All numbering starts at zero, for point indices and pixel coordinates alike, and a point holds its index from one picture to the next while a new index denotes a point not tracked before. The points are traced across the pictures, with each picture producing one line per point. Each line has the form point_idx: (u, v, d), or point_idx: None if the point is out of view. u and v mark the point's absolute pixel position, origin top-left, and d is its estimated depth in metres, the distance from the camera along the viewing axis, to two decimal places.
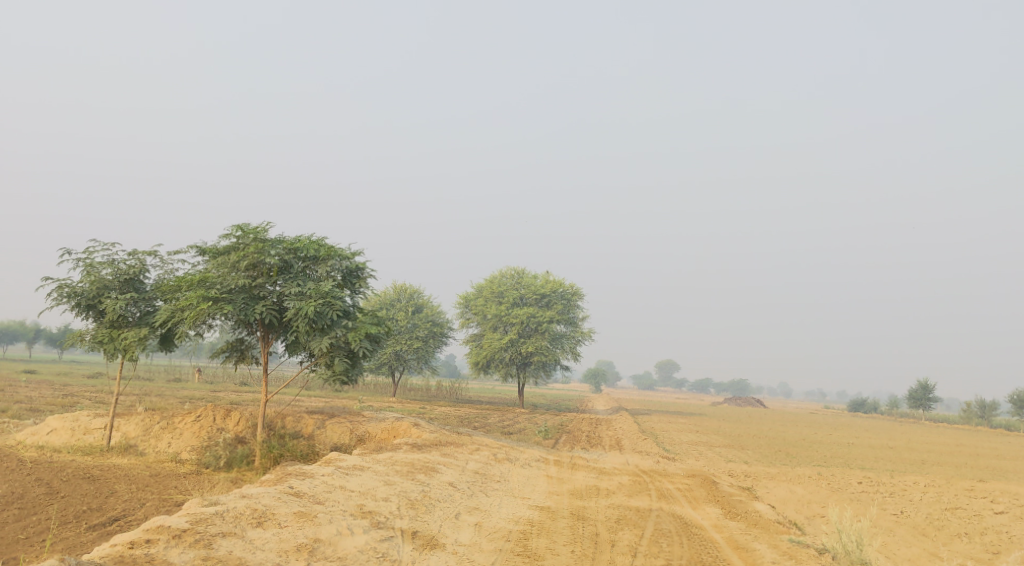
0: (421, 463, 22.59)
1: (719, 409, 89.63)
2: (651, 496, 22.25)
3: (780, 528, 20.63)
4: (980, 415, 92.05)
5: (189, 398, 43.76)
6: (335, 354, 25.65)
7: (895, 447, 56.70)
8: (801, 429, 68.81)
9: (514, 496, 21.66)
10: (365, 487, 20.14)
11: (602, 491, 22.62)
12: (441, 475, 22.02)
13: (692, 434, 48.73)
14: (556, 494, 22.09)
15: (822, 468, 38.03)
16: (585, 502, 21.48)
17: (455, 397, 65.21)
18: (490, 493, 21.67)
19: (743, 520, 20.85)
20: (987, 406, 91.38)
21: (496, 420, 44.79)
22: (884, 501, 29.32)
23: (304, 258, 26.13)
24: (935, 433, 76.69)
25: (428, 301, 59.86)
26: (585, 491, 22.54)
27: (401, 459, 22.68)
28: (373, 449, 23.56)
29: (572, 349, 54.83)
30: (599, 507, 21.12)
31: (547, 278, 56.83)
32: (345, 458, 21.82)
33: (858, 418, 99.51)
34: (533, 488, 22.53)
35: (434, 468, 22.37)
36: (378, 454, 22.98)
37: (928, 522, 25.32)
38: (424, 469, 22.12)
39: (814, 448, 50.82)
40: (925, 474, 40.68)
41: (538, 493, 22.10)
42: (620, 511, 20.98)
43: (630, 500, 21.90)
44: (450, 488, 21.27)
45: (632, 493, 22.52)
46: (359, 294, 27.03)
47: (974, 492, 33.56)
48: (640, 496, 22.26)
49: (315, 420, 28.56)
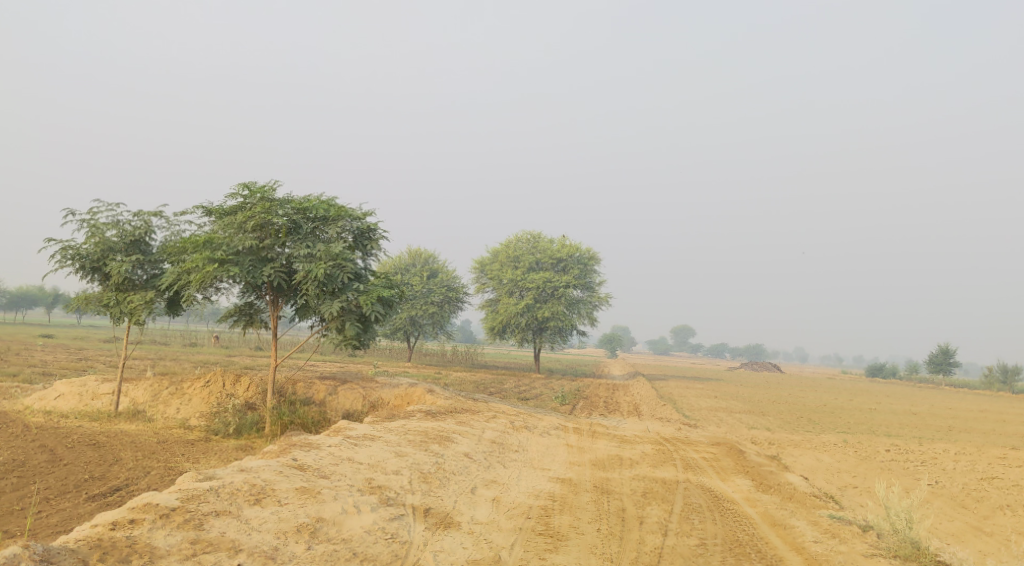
0: (435, 432, 21.66)
1: (736, 375, 88.54)
2: (678, 467, 21.28)
3: (817, 502, 19.65)
4: (1002, 380, 90.61)
5: (200, 363, 43.03)
6: (346, 318, 24.69)
7: (918, 414, 55.63)
8: (820, 395, 67.71)
9: (533, 468, 20.72)
10: (374, 459, 19.27)
11: (625, 461, 21.68)
12: (457, 445, 21.10)
13: (712, 400, 47.82)
14: (577, 465, 21.16)
15: (847, 435, 37.03)
16: (608, 474, 20.53)
17: (470, 362, 64.38)
18: (508, 465, 20.74)
19: (777, 494, 19.89)
20: (1009, 371, 89.91)
21: (513, 385, 43.88)
22: (916, 471, 28.31)
23: (313, 218, 25.09)
24: (956, 399, 75.48)
25: (443, 266, 58.84)
26: (607, 462, 21.59)
27: (415, 428, 21.76)
28: (386, 416, 22.67)
29: (589, 314, 53.82)
30: (623, 480, 20.19)
31: (563, 242, 55.68)
32: (355, 427, 20.91)
33: (876, 383, 98.35)
34: (552, 458, 21.59)
35: (449, 438, 21.45)
36: (391, 422, 22.07)
37: (966, 494, 24.30)
38: (438, 439, 21.19)
39: (836, 414, 49.79)
40: (953, 442, 39.59)
41: (559, 464, 21.16)
42: (646, 483, 20.04)
43: (656, 472, 20.93)
44: (466, 460, 20.37)
45: (657, 464, 21.56)
46: (371, 257, 26.01)
47: (1008, 461, 32.49)
48: (666, 466, 21.31)
49: (327, 386, 27.72)
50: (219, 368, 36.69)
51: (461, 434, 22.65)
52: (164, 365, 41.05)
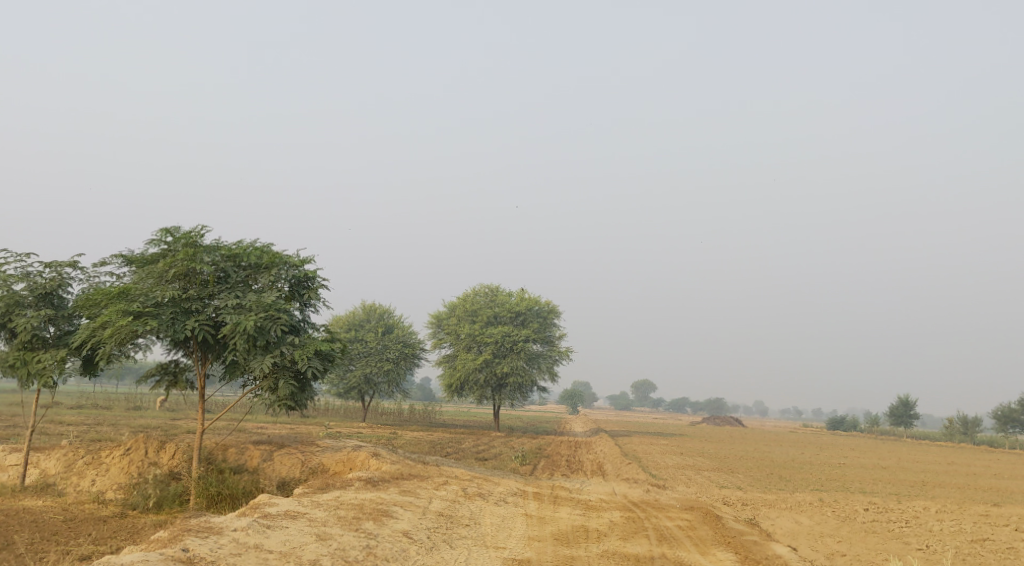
0: (373, 506, 19.21)
1: (699, 429, 86.45)
2: (651, 540, 19.00)
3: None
4: (963, 431, 89.42)
5: (137, 425, 40.15)
6: (280, 376, 22.28)
7: (888, 467, 53.92)
8: (786, 449, 65.86)
9: (485, 547, 18.31)
10: (287, 547, 16.82)
11: (591, 534, 19.40)
12: (397, 522, 18.67)
13: (677, 457, 45.72)
14: (536, 542, 18.78)
15: (822, 493, 35.03)
16: (573, 552, 18.18)
17: (427, 421, 61.70)
18: (455, 545, 18.33)
19: None
20: (971, 422, 88.82)
21: (470, 444, 41.44)
22: (902, 534, 26.30)
23: (244, 266, 22.79)
24: (921, 451, 73.99)
25: (398, 321, 56.44)
26: (571, 536, 19.25)
27: (349, 502, 19.31)
28: (320, 486, 20.18)
29: (549, 370, 51.75)
30: (590, 559, 17.86)
31: (522, 295, 53.76)
32: (274, 503, 18.43)
33: (839, 437, 96.87)
34: (508, 534, 19.22)
35: (388, 513, 19.02)
36: (323, 494, 19.59)
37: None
38: (375, 516, 18.73)
39: (806, 470, 47.89)
40: (930, 497, 37.74)
41: (515, 541, 18.80)
42: (616, 562, 17.74)
43: (627, 547, 18.61)
44: (406, 542, 17.94)
45: (628, 536, 19.26)
46: (309, 307, 23.73)
47: (993, 520, 30.71)
48: (637, 539, 19.04)
49: (262, 451, 25.17)
50: (151, 431, 33.86)
51: (405, 506, 20.20)
52: (92, 430, 38.03)
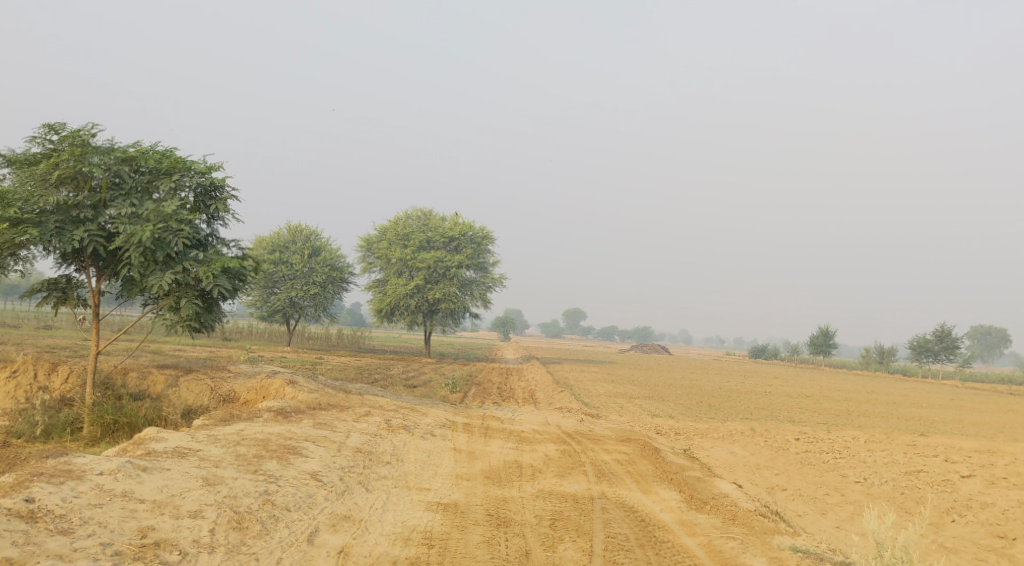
0: (278, 444, 17.43)
1: (627, 357, 86.09)
2: (589, 477, 17.72)
3: (766, 525, 16.29)
4: (879, 360, 90.52)
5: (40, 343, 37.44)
6: (182, 295, 20.24)
7: (812, 396, 53.91)
8: (713, 377, 65.67)
9: (406, 489, 16.73)
10: (164, 495, 14.99)
11: (524, 471, 17.96)
12: (304, 462, 16.94)
13: (608, 385, 44.76)
14: (465, 481, 17.29)
15: (754, 422, 34.25)
16: (505, 493, 16.77)
17: (354, 347, 59.90)
18: (372, 487, 16.71)
19: (716, 513, 16.53)
20: (886, 352, 89.83)
21: (397, 370, 39.73)
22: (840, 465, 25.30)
23: (142, 171, 20.40)
24: (842, 379, 74.70)
25: (325, 243, 53.68)
26: (503, 473, 17.79)
27: (251, 438, 17.49)
28: (222, 417, 18.29)
29: (482, 297, 50.43)
30: (524, 501, 16.47)
31: (455, 220, 51.64)
32: (161, 439, 16.54)
33: (762, 365, 97.69)
34: (434, 473, 17.66)
35: (295, 451, 17.27)
36: (224, 428, 17.73)
37: (906, 504, 20.16)
38: (280, 455, 16.98)
39: (735, 399, 47.38)
40: (859, 423, 37.34)
41: (441, 480, 17.26)
42: (553, 504, 16.38)
43: (565, 486, 17.27)
44: (314, 485, 16.25)
45: (564, 473, 17.92)
46: (216, 218, 21.48)
47: (923, 450, 30.15)
48: (574, 477, 17.71)
49: (167, 377, 23.25)
50: (51, 351, 31.34)
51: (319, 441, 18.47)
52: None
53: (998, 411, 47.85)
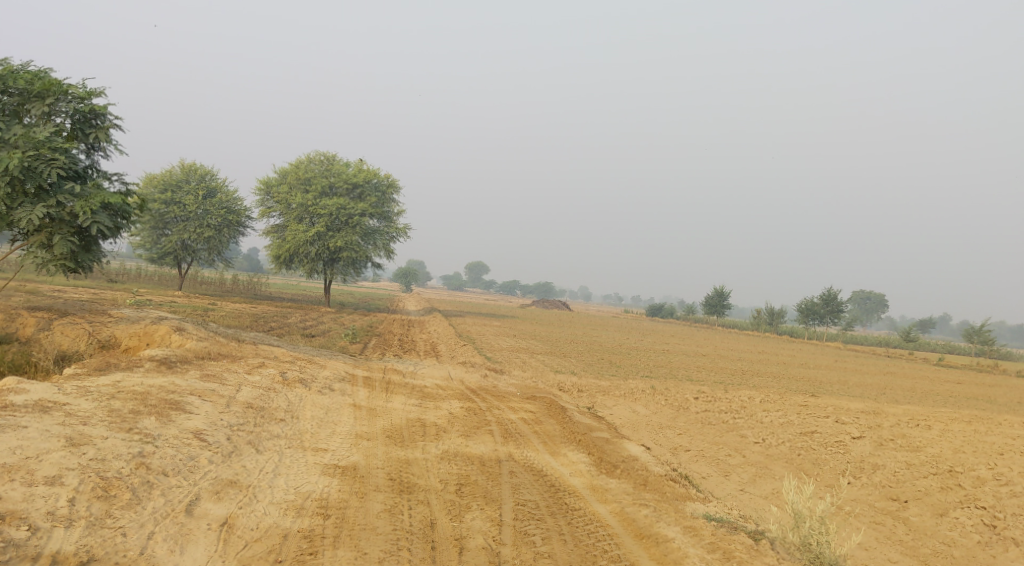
0: (159, 398, 16.16)
1: (528, 311, 85.89)
2: (496, 437, 17.15)
3: (678, 491, 16.02)
4: (768, 321, 92.33)
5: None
6: (55, 232, 18.83)
7: (709, 355, 54.55)
8: (612, 334, 66.01)
9: (301, 451, 15.81)
10: (17, 458, 13.75)
11: (428, 430, 17.22)
12: (187, 419, 15.73)
13: (510, 339, 44.32)
14: (365, 441, 16.47)
15: (654, 379, 34.17)
16: (407, 455, 16.09)
17: (251, 294, 58.01)
18: (263, 447, 15.72)
19: (627, 478, 16.21)
20: (775, 313, 91.51)
21: (294, 319, 38.36)
22: (744, 417, 24.71)
23: (11, 92, 19.27)
24: (734, 339, 76.23)
25: (221, 184, 51.22)
26: (405, 433, 17.03)
27: (128, 390, 16.18)
28: (97, 367, 16.88)
29: (385, 247, 49.27)
30: (428, 464, 15.84)
31: (359, 166, 49.96)
32: (22, 391, 15.10)
33: (658, 323, 98.92)
34: (332, 431, 16.73)
35: (178, 407, 16.03)
36: (98, 379, 16.35)
37: (803, 465, 19.37)
38: (160, 411, 15.73)
39: (635, 356, 47.51)
40: (755, 379, 37.79)
41: (340, 440, 16.40)
42: (458, 468, 15.79)
43: (470, 447, 16.68)
44: (197, 446, 15.11)
45: (470, 433, 17.28)
46: (96, 149, 20.29)
47: (813, 404, 29.20)
48: (480, 437, 17.11)
49: (39, 319, 22.14)
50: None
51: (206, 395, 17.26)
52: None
53: (882, 373, 49.32)
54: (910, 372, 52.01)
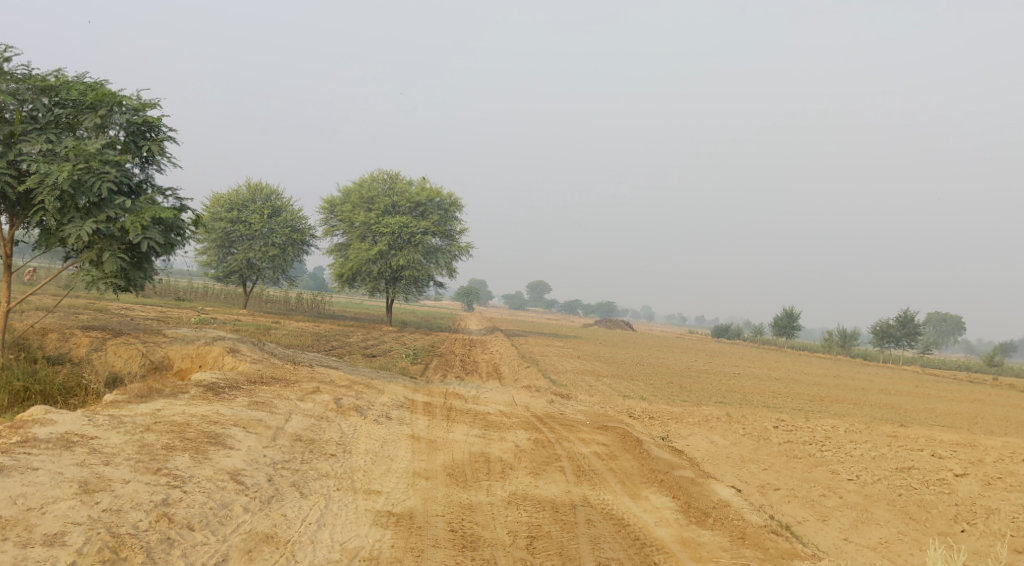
0: (198, 431, 15.19)
1: (591, 332, 84.16)
2: (568, 477, 15.85)
3: (781, 546, 14.46)
4: (840, 344, 89.06)
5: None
6: (104, 249, 18.00)
7: (782, 379, 52.21)
8: (678, 356, 63.84)
9: (352, 494, 14.64)
10: (17, 510, 12.74)
11: (494, 468, 15.98)
12: (225, 457, 14.69)
13: (575, 361, 42.79)
14: (424, 482, 15.28)
15: (729, 405, 32.33)
16: (471, 499, 14.84)
17: (314, 312, 57.51)
18: (309, 491, 14.57)
19: (720, 529, 14.74)
20: (848, 335, 88.24)
21: (355, 339, 37.37)
22: (833, 449, 22.83)
23: (63, 104, 18.50)
24: (805, 362, 73.27)
25: (286, 204, 50.83)
26: (468, 470, 15.82)
27: (165, 422, 15.29)
28: (139, 394, 16.01)
29: (448, 266, 48.17)
30: (494, 511, 14.55)
31: (422, 185, 49.07)
32: (47, 423, 14.33)
33: (725, 345, 96.27)
34: (387, 469, 15.56)
35: (216, 441, 15.02)
36: (136, 408, 15.47)
37: (908, 508, 17.55)
38: (196, 447, 14.73)
39: (705, 380, 45.55)
40: (835, 405, 35.58)
41: (396, 480, 15.21)
42: (529, 516, 14.49)
43: (541, 488, 15.40)
44: (232, 491, 14.03)
45: (539, 472, 16.00)
46: (150, 163, 19.49)
47: (903, 433, 27.75)
48: (551, 476, 15.82)
49: (92, 340, 21.54)
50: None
51: (252, 425, 16.25)
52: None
53: (969, 401, 46.40)
54: (998, 400, 49.01)
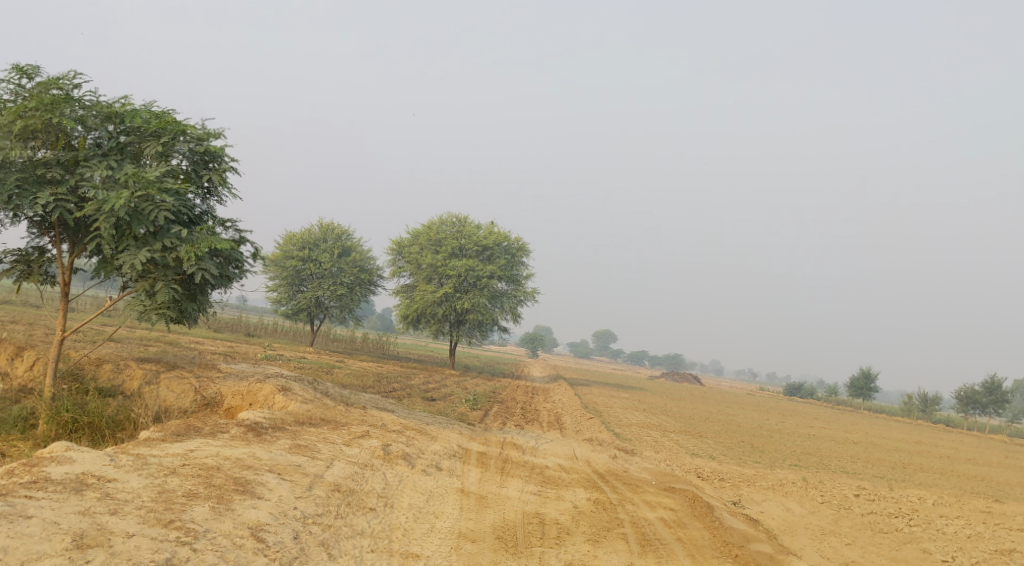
0: (227, 477, 14.43)
1: (659, 385, 82.11)
2: (631, 547, 14.84)
3: None
4: (920, 409, 85.18)
5: (37, 311, 34.71)
6: (158, 279, 17.50)
7: (860, 443, 49.70)
8: (749, 413, 61.52)
9: (389, 557, 13.86)
10: None
11: (550, 533, 15.02)
12: (250, 509, 13.88)
13: (641, 415, 41.26)
14: (470, 545, 14.45)
15: (804, 469, 30.51)
16: None
17: (379, 353, 57.02)
18: (339, 552, 13.75)
19: None
20: (929, 400, 84.42)
21: (417, 381, 36.56)
22: (919, 524, 21.10)
23: (128, 130, 18.06)
24: (884, 426, 70.13)
25: (356, 244, 50.67)
26: (520, 534, 14.91)
27: (194, 465, 14.60)
28: (173, 433, 15.38)
29: (513, 311, 47.23)
30: None
31: (491, 229, 48.38)
32: (63, 462, 13.73)
33: (798, 404, 92.97)
34: (430, 529, 14.76)
35: (244, 490, 14.23)
36: (166, 449, 14.81)
37: None
38: (221, 496, 13.95)
39: (779, 440, 43.49)
40: (919, 474, 33.39)
41: (440, 544, 14.37)
42: None
43: (600, 559, 14.41)
44: (250, 550, 13.19)
45: (599, 538, 15.00)
46: (212, 193, 18.98)
47: (994, 508, 25.71)
48: (612, 545, 14.81)
49: (146, 372, 20.99)
50: (44, 322, 28.63)
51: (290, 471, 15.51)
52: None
53: None
54: None
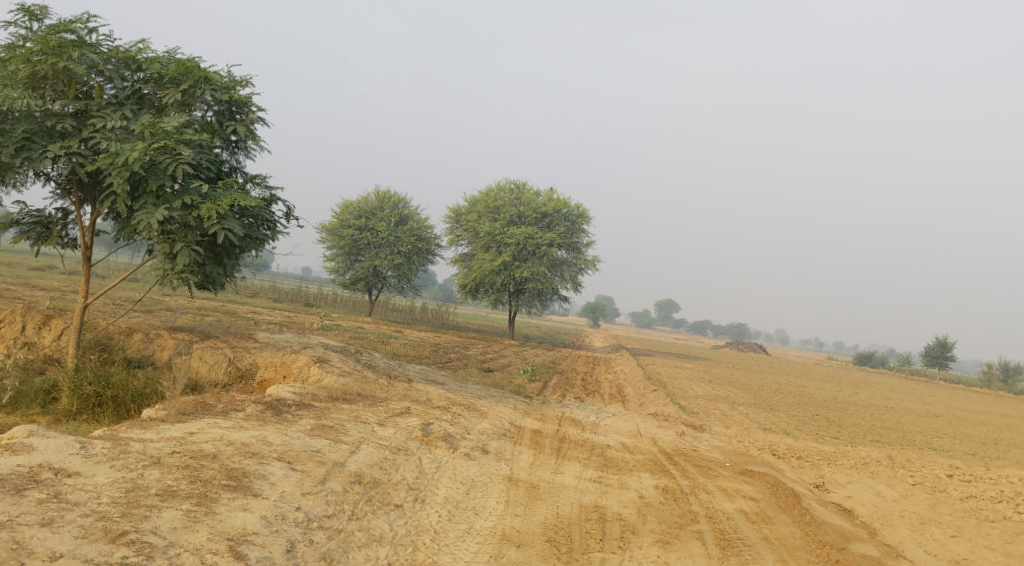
0: (220, 469, 12.96)
1: (726, 355, 79.50)
2: (709, 551, 13.02)
3: None
4: (1002, 379, 81.13)
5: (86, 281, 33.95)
6: (178, 240, 15.99)
7: (944, 416, 46.74)
8: (822, 384, 58.67)
9: None
10: None
11: (612, 534, 13.22)
12: (237, 512, 12.33)
13: (708, 386, 39.11)
14: (514, 551, 12.75)
15: (889, 445, 28.13)
16: None
17: (438, 322, 55.66)
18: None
19: None
20: (1011, 369, 80.34)
21: (472, 351, 34.95)
22: None
23: (146, 77, 16.51)
24: (964, 397, 66.71)
25: (413, 212, 49.05)
26: (575, 534, 13.17)
27: (187, 452, 13.22)
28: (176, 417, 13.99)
29: (573, 279, 45.20)
30: None
31: (551, 195, 46.25)
32: (18, 453, 12.46)
33: (871, 374, 89.47)
34: (467, 530, 13.09)
35: (237, 486, 12.73)
36: (155, 436, 13.44)
37: None
38: (205, 494, 12.46)
39: (857, 414, 40.92)
40: (1015, 451, 30.72)
41: (478, 551, 12.67)
42: None
43: None
44: None
45: (669, 541, 13.18)
46: (240, 148, 17.36)
47: None
48: (684, 550, 12.99)
49: (178, 342, 19.62)
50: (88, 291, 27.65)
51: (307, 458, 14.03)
52: (32, 280, 31.92)
53: None
54: None
